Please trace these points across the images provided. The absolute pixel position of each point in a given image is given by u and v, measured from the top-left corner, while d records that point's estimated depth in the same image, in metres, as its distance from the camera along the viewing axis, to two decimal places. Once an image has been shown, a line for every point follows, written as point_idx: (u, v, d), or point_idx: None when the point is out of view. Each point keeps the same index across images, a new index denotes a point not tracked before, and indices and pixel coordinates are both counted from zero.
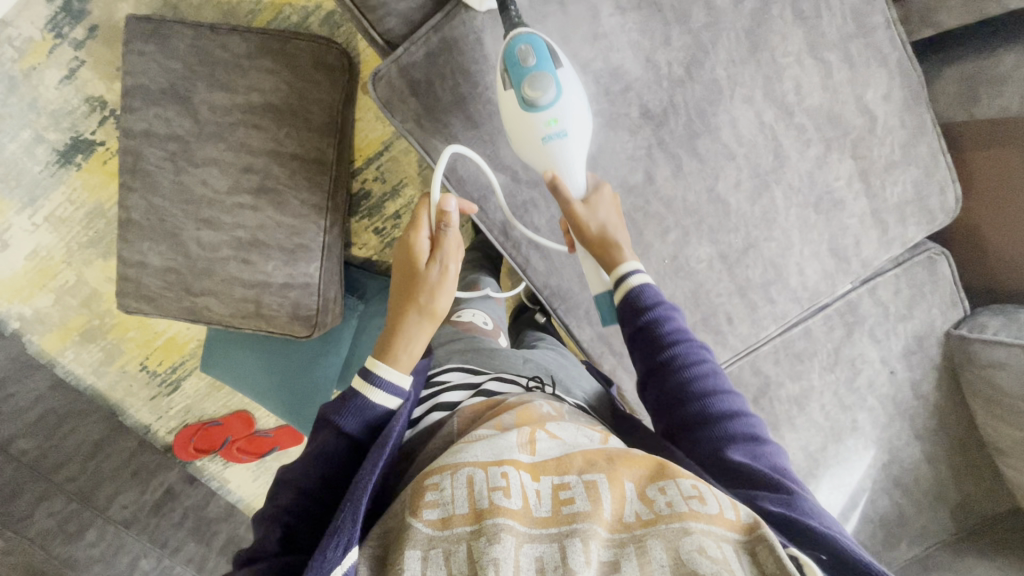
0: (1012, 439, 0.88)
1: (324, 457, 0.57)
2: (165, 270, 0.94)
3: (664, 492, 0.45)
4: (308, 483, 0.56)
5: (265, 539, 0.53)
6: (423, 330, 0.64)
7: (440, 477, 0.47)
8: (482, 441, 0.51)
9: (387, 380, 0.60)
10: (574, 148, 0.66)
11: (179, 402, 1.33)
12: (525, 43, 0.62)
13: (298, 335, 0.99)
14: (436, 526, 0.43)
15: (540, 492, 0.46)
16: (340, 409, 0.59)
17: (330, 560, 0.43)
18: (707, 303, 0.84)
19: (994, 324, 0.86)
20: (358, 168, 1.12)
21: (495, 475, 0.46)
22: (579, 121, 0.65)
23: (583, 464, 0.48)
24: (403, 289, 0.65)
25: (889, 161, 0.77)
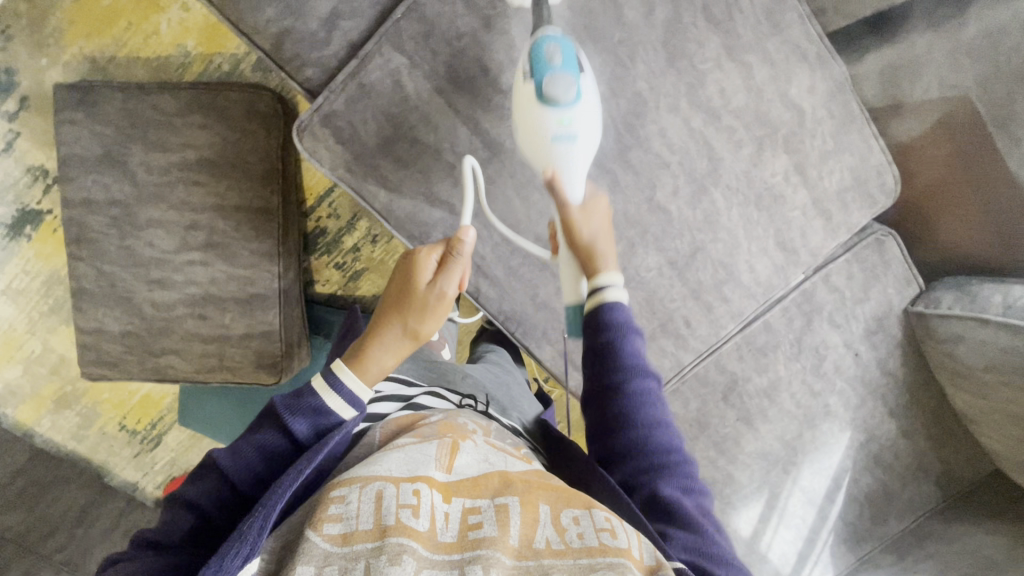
0: (980, 409, 0.89)
1: (257, 452, 0.58)
2: (123, 335, 0.94)
3: (577, 524, 0.48)
4: (235, 481, 0.57)
5: (176, 524, 0.55)
6: (404, 349, 0.64)
7: (346, 490, 0.47)
8: (399, 455, 0.52)
9: (346, 386, 0.59)
10: (580, 154, 0.64)
11: (164, 456, 1.32)
12: (554, 44, 0.61)
13: (265, 383, 0.98)
14: (337, 541, 0.43)
15: (449, 513, 0.47)
16: (293, 407, 0.58)
17: (226, 569, 0.43)
18: (662, 310, 0.85)
19: (949, 298, 0.86)
20: (310, 207, 1.12)
21: (407, 492, 0.47)
22: (589, 120, 0.63)
23: (498, 487, 0.50)
24: (400, 299, 0.65)
25: (823, 152, 0.78)
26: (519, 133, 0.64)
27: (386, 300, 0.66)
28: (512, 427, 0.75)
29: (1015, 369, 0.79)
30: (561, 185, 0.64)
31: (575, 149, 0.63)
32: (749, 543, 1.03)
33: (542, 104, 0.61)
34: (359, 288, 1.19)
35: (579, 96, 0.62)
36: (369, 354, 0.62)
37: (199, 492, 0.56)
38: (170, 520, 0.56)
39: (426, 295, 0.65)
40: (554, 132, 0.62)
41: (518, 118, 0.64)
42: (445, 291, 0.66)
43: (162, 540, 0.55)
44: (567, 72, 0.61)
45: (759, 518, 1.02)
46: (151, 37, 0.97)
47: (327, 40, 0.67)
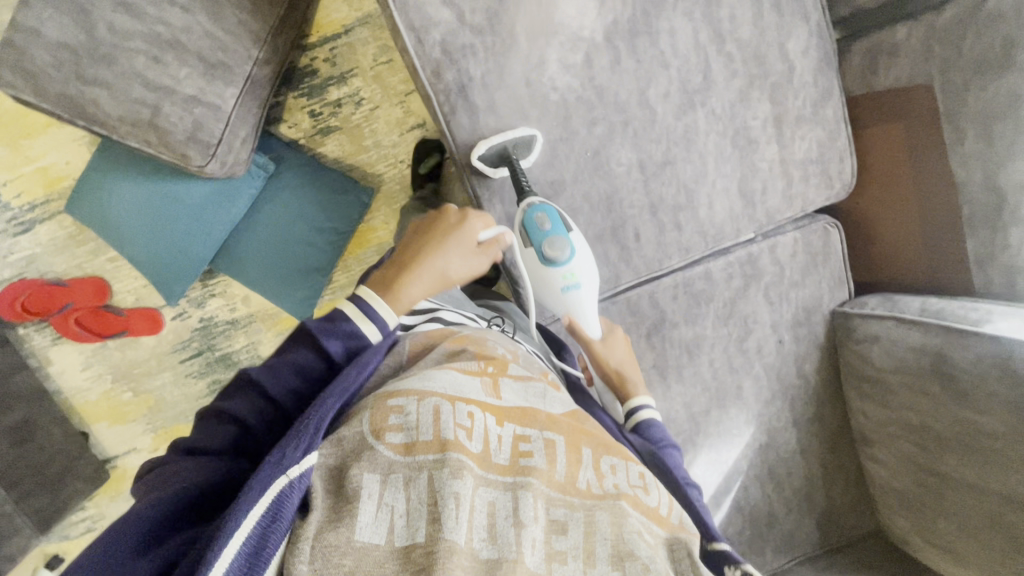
0: (880, 425, 0.90)
1: (293, 373, 0.59)
2: (59, 45, 0.84)
3: (613, 472, 0.54)
4: (272, 393, 0.58)
5: (217, 433, 0.56)
6: (433, 289, 0.70)
7: (405, 401, 0.50)
8: (449, 374, 0.55)
9: (378, 313, 0.63)
10: (585, 296, 0.78)
11: (24, 249, 1.14)
12: (541, 212, 0.74)
13: (191, 165, 0.90)
14: (398, 450, 0.47)
15: (501, 437, 0.53)
16: (325, 329, 0.61)
17: (290, 458, 0.44)
18: (619, 212, 0.84)
19: (874, 302, 0.90)
20: (310, 44, 1.09)
21: (462, 413, 0.51)
22: (588, 276, 0.78)
23: (544, 422, 0.56)
24: (442, 244, 0.71)
25: (800, 115, 0.84)
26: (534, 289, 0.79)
27: (427, 243, 0.71)
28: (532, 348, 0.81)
29: (920, 370, 0.81)
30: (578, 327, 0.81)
31: (580, 294, 0.78)
32: None
33: (545, 263, 0.76)
34: (323, 146, 1.14)
35: (572, 252, 0.76)
36: (403, 286, 0.67)
37: (238, 405, 0.57)
38: (210, 431, 0.57)
39: (467, 252, 0.72)
40: (563, 284, 0.77)
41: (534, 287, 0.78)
42: (482, 259, 0.74)
43: (200, 446, 0.55)
44: (560, 235, 0.75)
45: None
46: None
47: None
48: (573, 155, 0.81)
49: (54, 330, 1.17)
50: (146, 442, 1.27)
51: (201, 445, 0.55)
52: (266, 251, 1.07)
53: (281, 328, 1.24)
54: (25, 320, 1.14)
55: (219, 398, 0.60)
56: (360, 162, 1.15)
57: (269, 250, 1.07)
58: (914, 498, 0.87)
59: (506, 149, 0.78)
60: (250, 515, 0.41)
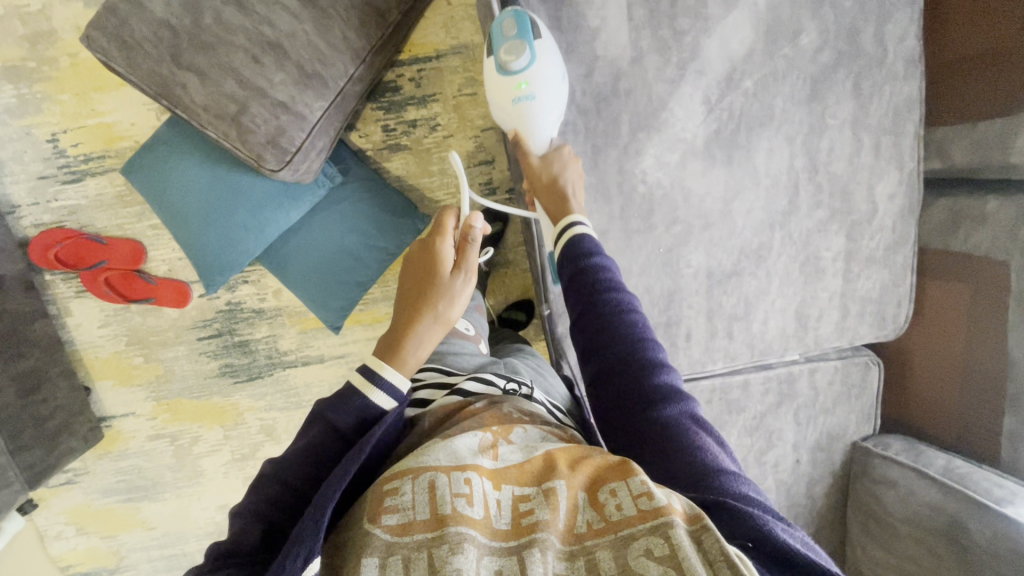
0: (878, 566, 0.91)
1: (308, 458, 0.58)
2: (161, 25, 0.83)
3: (615, 496, 0.50)
4: (289, 481, 0.57)
5: (244, 533, 0.54)
6: (432, 334, 0.67)
7: (401, 481, 0.51)
8: (448, 441, 0.55)
9: (388, 383, 0.62)
10: (544, 108, 0.71)
11: (69, 198, 1.12)
12: (509, 17, 0.68)
13: (263, 167, 0.89)
14: (395, 531, 0.47)
15: (500, 501, 0.51)
16: (336, 405, 0.60)
17: (289, 570, 0.46)
18: (676, 310, 0.85)
19: (897, 446, 0.92)
20: (399, 60, 1.08)
21: (458, 480, 0.50)
22: (551, 85, 0.69)
23: (543, 473, 0.53)
24: (426, 289, 0.68)
25: (871, 255, 0.85)
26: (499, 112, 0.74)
27: (410, 297, 0.69)
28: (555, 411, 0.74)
29: (932, 529, 0.83)
30: (524, 142, 0.74)
31: (536, 109, 0.71)
32: None
33: (502, 73, 0.70)
34: (390, 161, 1.13)
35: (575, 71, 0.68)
36: (402, 348, 0.65)
37: (259, 499, 0.56)
38: (238, 529, 0.55)
39: (455, 285, 0.69)
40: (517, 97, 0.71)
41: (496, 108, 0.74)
42: (468, 281, 0.70)
43: (230, 551, 0.54)
44: (523, 40, 0.68)
45: None
46: None
47: None
48: (646, 248, 0.82)
49: (82, 283, 1.16)
50: (145, 409, 1.26)
51: (233, 548, 0.54)
52: (313, 257, 1.07)
53: (305, 327, 1.24)
54: (56, 269, 1.12)
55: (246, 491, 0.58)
56: (422, 186, 1.15)
57: (316, 256, 1.07)
58: None
59: None
60: None
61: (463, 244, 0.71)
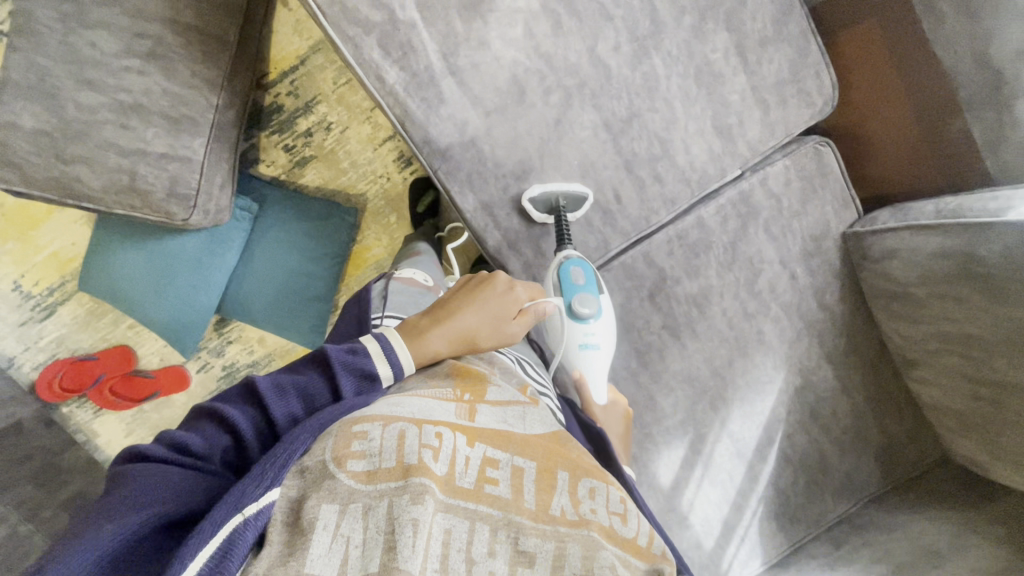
0: (916, 346, 0.84)
1: (303, 402, 0.58)
2: (37, 133, 0.89)
3: (591, 498, 0.52)
4: (274, 416, 0.56)
5: (214, 444, 0.54)
6: (460, 348, 0.68)
7: (370, 426, 0.48)
8: (421, 401, 0.53)
9: (396, 353, 0.62)
10: (601, 360, 0.82)
11: (52, 331, 1.20)
12: (578, 266, 0.79)
13: (174, 220, 0.94)
14: (358, 478, 0.45)
15: (470, 459, 0.49)
16: (345, 360, 0.59)
17: (250, 495, 0.43)
18: (593, 178, 0.83)
19: (885, 215, 0.84)
20: (270, 81, 1.12)
21: (430, 433, 0.48)
22: (608, 343, 0.82)
23: (521, 445, 0.52)
24: (483, 307, 0.70)
25: (763, 37, 0.80)
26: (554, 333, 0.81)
27: (462, 299, 0.70)
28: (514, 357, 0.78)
29: (948, 276, 0.75)
30: (586, 385, 0.83)
31: (597, 356, 0.81)
32: (667, 494, 0.94)
33: (569, 314, 0.80)
34: (303, 176, 1.16)
35: (599, 313, 0.80)
36: (430, 338, 0.65)
37: (240, 420, 0.55)
38: (206, 438, 0.54)
39: (504, 322, 0.71)
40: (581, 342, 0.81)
41: (551, 326, 0.82)
42: (514, 327, 0.72)
43: (193, 451, 0.53)
44: (591, 292, 0.79)
45: (681, 464, 0.94)
46: None
47: None
48: (535, 130, 0.80)
49: (93, 403, 1.24)
50: None
51: (199, 453, 0.53)
52: (268, 288, 1.09)
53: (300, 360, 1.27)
54: (66, 398, 1.21)
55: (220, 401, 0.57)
56: (343, 186, 1.17)
57: (271, 285, 1.09)
58: (972, 413, 0.81)
59: (558, 200, 0.81)
60: (203, 551, 0.40)
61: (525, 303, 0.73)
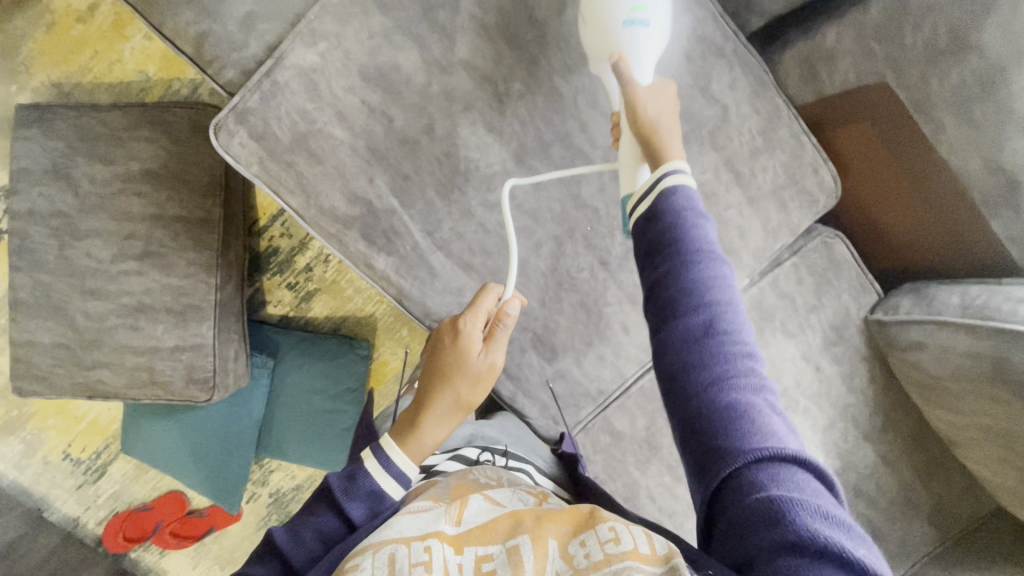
0: (957, 429, 0.81)
1: (319, 541, 0.61)
2: (55, 347, 0.92)
3: (584, 545, 0.48)
4: (293, 561, 0.59)
5: None
6: (454, 417, 0.69)
7: (361, 557, 0.49)
8: (408, 517, 0.55)
9: (396, 466, 0.64)
10: (650, 42, 0.63)
11: (107, 489, 1.26)
12: None
13: (197, 400, 0.96)
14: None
15: (462, 564, 0.49)
16: (347, 492, 0.62)
17: None
18: (598, 315, 0.81)
19: (906, 303, 0.81)
20: (262, 226, 1.12)
21: (417, 550, 0.49)
22: (660, 19, 0.63)
23: (509, 529, 0.52)
24: (450, 372, 0.69)
25: (752, 148, 0.76)
26: (590, 26, 0.64)
27: (434, 370, 0.70)
28: (536, 472, 0.73)
29: (981, 377, 0.72)
30: (625, 69, 0.62)
31: (648, 34, 0.62)
32: None
33: None
34: (311, 310, 1.17)
35: None
36: (423, 430, 0.67)
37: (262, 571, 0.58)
38: None
39: (478, 369, 0.69)
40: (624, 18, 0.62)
41: (585, 7, 0.64)
42: (492, 361, 0.70)
43: None
44: None
45: None
46: (115, 64, 1.01)
47: (245, 42, 0.68)
48: (532, 282, 0.79)
49: (157, 547, 1.29)
50: None
51: None
52: (297, 433, 1.11)
53: None
54: (131, 547, 1.27)
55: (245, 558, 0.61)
56: (351, 312, 1.17)
57: (299, 430, 1.11)
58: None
59: None
60: None
61: (494, 327, 0.70)
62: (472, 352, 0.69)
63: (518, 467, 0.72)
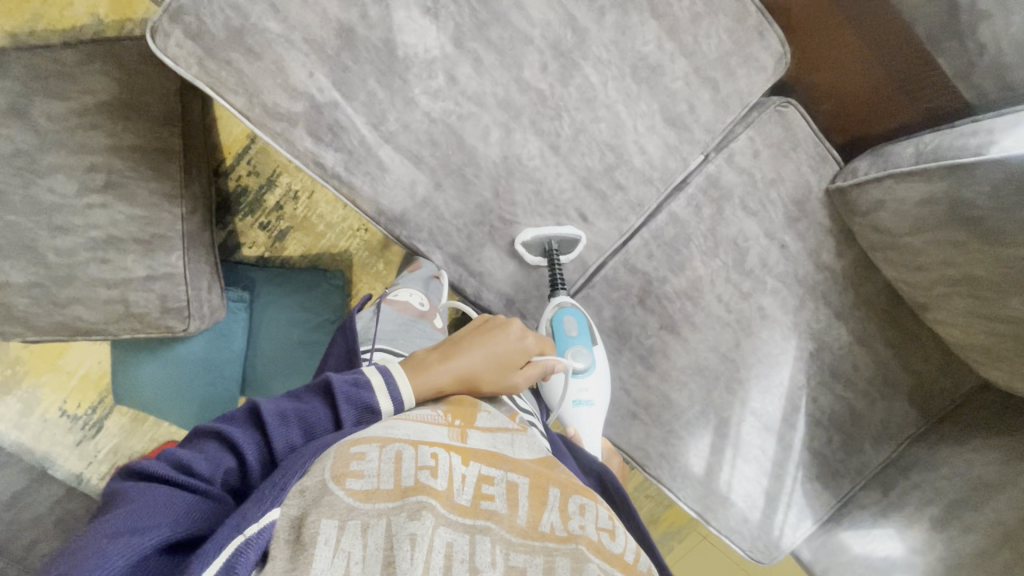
0: (924, 290, 0.80)
1: (302, 430, 0.56)
2: (30, 286, 0.94)
3: (582, 513, 0.49)
4: (274, 443, 0.54)
5: (220, 462, 0.52)
6: (459, 390, 0.66)
7: (368, 447, 0.48)
8: (414, 423, 0.54)
9: (398, 387, 0.61)
10: None
11: (106, 442, 1.29)
12: None
13: (175, 331, 0.99)
14: (357, 497, 0.45)
15: (465, 476, 0.49)
16: (350, 390, 0.59)
17: (251, 514, 0.42)
18: (554, 202, 0.81)
19: (864, 165, 0.79)
20: (229, 166, 1.13)
21: (425, 454, 0.49)
22: None
23: (513, 464, 0.52)
24: (487, 347, 0.69)
25: (693, 14, 0.75)
26: None
27: (472, 337, 0.70)
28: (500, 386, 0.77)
29: (937, 221, 0.71)
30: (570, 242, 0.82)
31: None
32: (702, 480, 0.94)
33: None
34: (286, 248, 1.17)
35: None
36: (436, 373, 0.64)
37: (244, 439, 0.53)
38: (208, 455, 0.52)
39: (513, 364, 0.71)
40: None
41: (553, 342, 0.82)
42: (522, 377, 0.71)
43: (194, 469, 0.50)
44: None
45: (710, 450, 0.93)
46: (65, 8, 1.01)
47: None
48: (483, 172, 0.79)
49: None
50: None
51: (201, 471, 0.50)
52: (279, 365, 1.11)
53: None
54: None
55: (219, 421, 0.55)
56: (325, 247, 1.18)
57: (280, 361, 1.11)
58: (995, 347, 0.77)
59: None
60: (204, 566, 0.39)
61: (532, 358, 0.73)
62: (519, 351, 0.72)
63: None
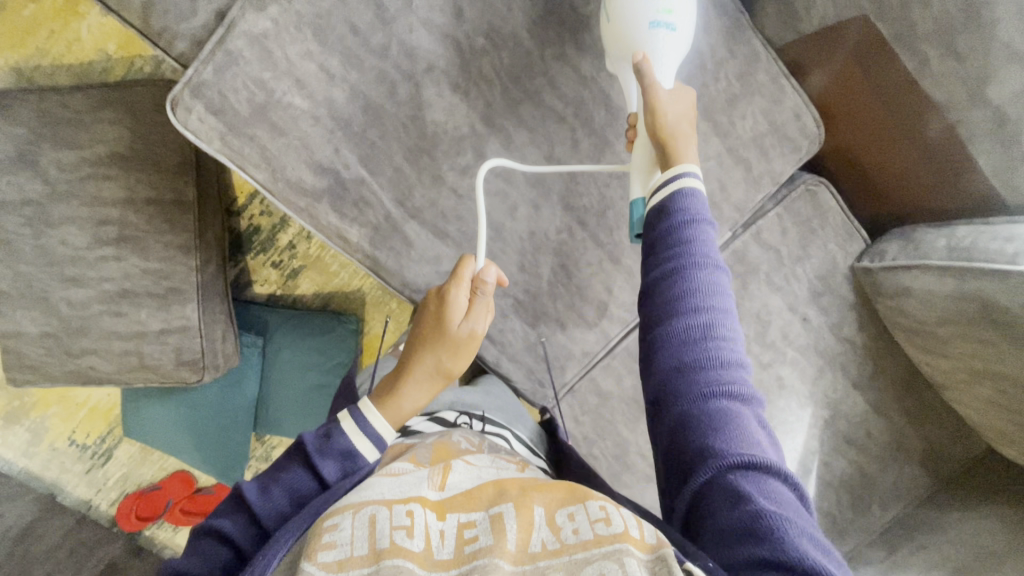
0: (946, 372, 0.80)
1: (288, 498, 0.58)
2: (43, 336, 0.93)
3: (573, 519, 0.44)
4: (262, 516, 0.56)
5: (211, 554, 0.53)
6: (434, 387, 0.67)
7: (340, 516, 0.45)
8: (389, 481, 0.51)
9: (371, 425, 0.62)
10: (672, 47, 0.62)
11: (115, 471, 1.29)
12: None
13: (190, 381, 0.99)
14: (329, 569, 0.40)
15: (444, 531, 0.45)
16: (322, 447, 0.60)
17: None
18: (579, 276, 0.80)
19: (893, 249, 0.79)
20: (241, 206, 1.10)
21: (400, 513, 0.45)
22: (684, 27, 0.62)
23: (492, 497, 0.48)
24: (431, 337, 0.66)
25: (730, 95, 0.73)
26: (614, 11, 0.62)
27: (415, 337, 0.68)
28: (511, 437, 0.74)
29: (968, 318, 0.70)
30: (650, 69, 0.61)
31: (671, 37, 0.61)
32: None
33: None
34: (299, 288, 1.16)
35: None
36: (400, 393, 0.65)
37: (232, 525, 0.55)
38: (199, 550, 0.54)
39: (457, 335, 0.66)
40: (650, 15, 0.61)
41: (611, 3, 0.63)
42: (476, 329, 0.66)
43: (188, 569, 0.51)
44: None
45: None
46: (73, 43, 0.97)
47: (193, 10, 0.65)
48: (510, 247, 0.77)
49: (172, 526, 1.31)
50: None
51: (194, 568, 0.51)
52: (288, 408, 1.12)
53: None
54: (145, 526, 1.30)
55: (210, 514, 0.58)
56: (338, 287, 1.16)
57: (288, 399, 1.12)
58: (1012, 435, 0.77)
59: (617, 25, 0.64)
60: None
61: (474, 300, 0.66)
62: (454, 319, 0.66)
63: (493, 432, 0.73)
